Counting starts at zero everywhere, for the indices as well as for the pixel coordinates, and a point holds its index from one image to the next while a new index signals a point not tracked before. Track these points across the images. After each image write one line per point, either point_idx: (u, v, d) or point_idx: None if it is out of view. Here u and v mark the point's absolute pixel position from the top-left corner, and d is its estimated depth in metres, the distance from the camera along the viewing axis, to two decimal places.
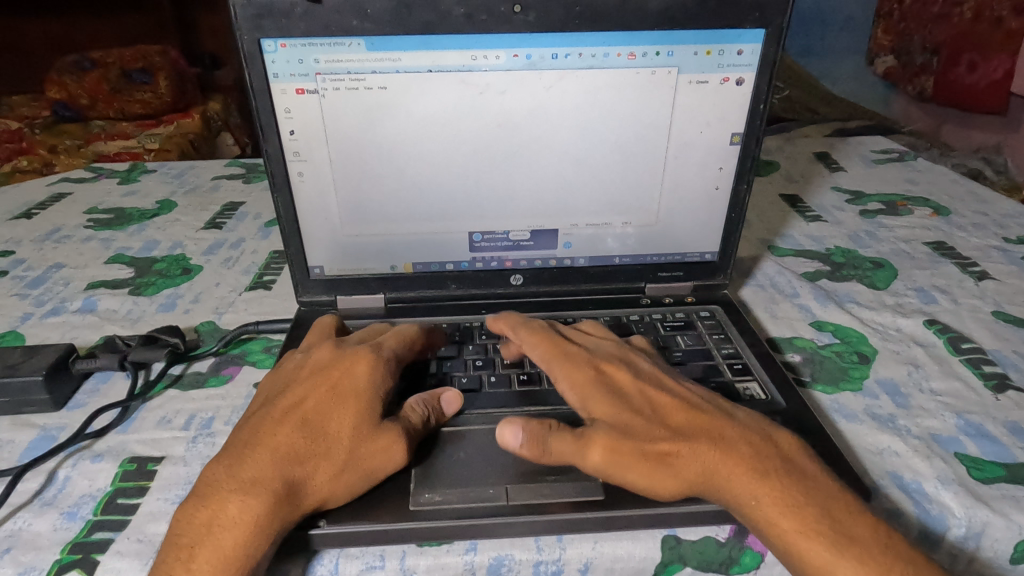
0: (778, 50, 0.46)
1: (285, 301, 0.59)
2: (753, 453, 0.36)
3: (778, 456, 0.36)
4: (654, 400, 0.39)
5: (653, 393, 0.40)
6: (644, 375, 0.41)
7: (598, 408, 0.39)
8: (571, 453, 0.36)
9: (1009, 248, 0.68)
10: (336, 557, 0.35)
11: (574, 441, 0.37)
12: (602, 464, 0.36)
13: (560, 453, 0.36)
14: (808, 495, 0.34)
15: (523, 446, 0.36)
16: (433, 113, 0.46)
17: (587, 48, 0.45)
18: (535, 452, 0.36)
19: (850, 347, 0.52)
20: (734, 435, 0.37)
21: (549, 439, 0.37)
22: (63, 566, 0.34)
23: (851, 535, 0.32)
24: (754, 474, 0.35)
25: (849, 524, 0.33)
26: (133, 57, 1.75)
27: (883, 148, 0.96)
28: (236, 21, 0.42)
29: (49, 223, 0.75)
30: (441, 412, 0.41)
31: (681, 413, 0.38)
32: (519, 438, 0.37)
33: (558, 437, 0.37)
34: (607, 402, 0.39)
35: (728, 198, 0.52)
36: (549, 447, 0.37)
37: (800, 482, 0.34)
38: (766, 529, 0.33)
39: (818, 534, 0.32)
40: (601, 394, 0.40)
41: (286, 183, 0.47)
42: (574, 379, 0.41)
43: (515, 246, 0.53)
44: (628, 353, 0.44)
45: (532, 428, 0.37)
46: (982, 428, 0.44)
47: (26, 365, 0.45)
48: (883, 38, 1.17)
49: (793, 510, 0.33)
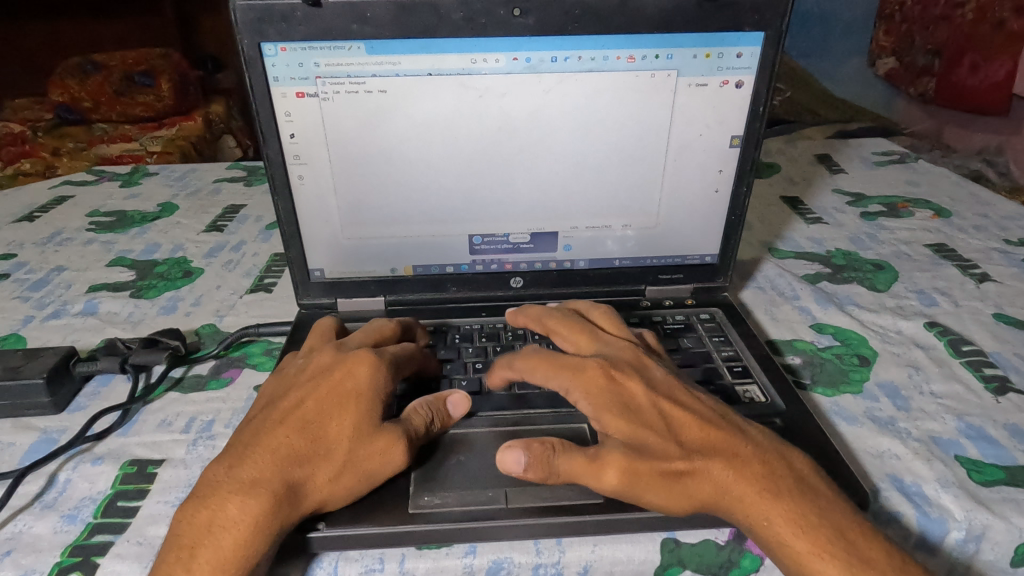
0: (777, 53, 0.46)
1: (285, 304, 0.59)
2: (765, 471, 0.35)
3: (790, 475, 0.35)
4: (666, 411, 0.38)
5: (666, 403, 0.39)
6: (657, 382, 0.40)
7: (610, 422, 0.38)
8: (583, 473, 0.36)
9: (1010, 250, 0.68)
10: (335, 559, 0.36)
11: (586, 462, 0.36)
12: (617, 485, 0.35)
13: (569, 473, 0.36)
14: (821, 516, 0.33)
15: (527, 470, 0.35)
16: (433, 116, 0.46)
17: (586, 51, 0.45)
18: (541, 474, 0.36)
19: (851, 350, 0.52)
20: (747, 452, 0.36)
21: (556, 460, 0.36)
22: (63, 568, 0.34)
23: (865, 557, 0.32)
24: (766, 494, 0.34)
25: (863, 545, 0.32)
26: (135, 60, 1.76)
27: (884, 150, 0.96)
28: (236, 25, 0.42)
29: (51, 225, 0.75)
30: (447, 415, 0.40)
31: (694, 428, 0.37)
32: (521, 462, 0.35)
33: (566, 459, 0.36)
34: (620, 416, 0.38)
35: (728, 200, 0.52)
36: (556, 468, 0.36)
37: (812, 501, 0.34)
38: (778, 548, 0.33)
39: (830, 556, 0.32)
40: (613, 404, 0.39)
41: (286, 186, 0.47)
42: (588, 390, 0.40)
43: (515, 249, 0.53)
44: (641, 356, 0.42)
45: (534, 449, 0.36)
46: (983, 431, 0.44)
47: (28, 367, 0.45)
48: (884, 40, 1.16)
49: (806, 531, 0.33)
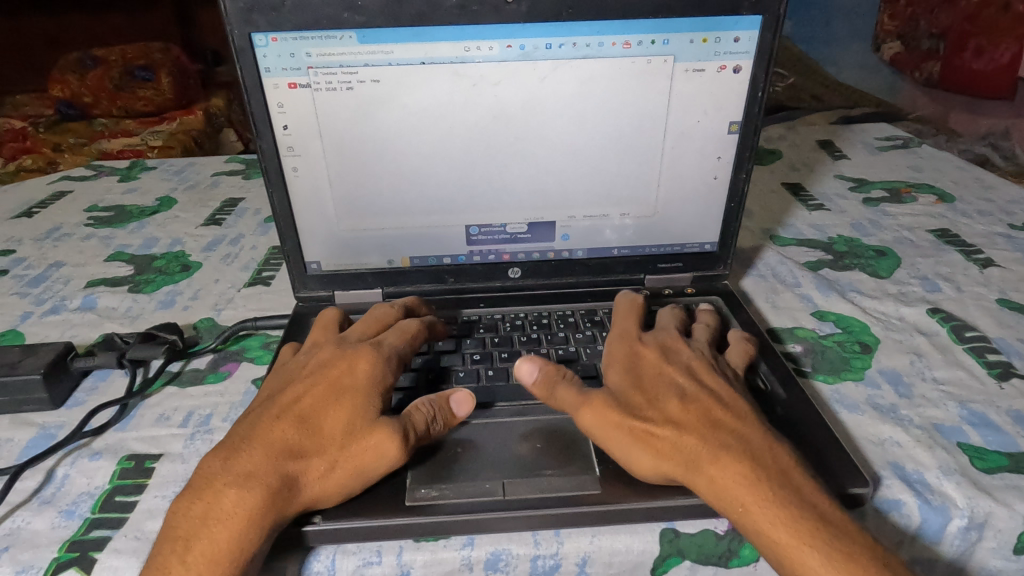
0: (775, 37, 0.45)
1: (283, 297, 0.59)
2: (749, 458, 0.35)
3: (775, 468, 0.34)
4: (665, 379, 0.40)
5: (670, 374, 0.41)
6: (676, 361, 0.42)
7: (613, 373, 0.41)
8: (571, 403, 0.38)
9: (1015, 234, 0.67)
10: (333, 553, 0.35)
11: (576, 396, 0.39)
12: (590, 422, 0.38)
13: (562, 401, 0.39)
14: (804, 509, 0.33)
15: (535, 381, 0.39)
16: (428, 106, 0.46)
17: (581, 37, 0.44)
18: (543, 393, 0.39)
19: (852, 337, 0.51)
20: (733, 439, 0.36)
21: (559, 387, 0.39)
22: (60, 564, 0.34)
23: (848, 551, 0.31)
24: (745, 481, 0.34)
25: (846, 540, 0.31)
26: (135, 54, 1.75)
27: (887, 135, 0.95)
28: (226, 15, 0.41)
29: (50, 221, 0.75)
30: (451, 414, 0.39)
31: (681, 403, 0.38)
32: (534, 374, 0.40)
33: (566, 388, 0.39)
34: (624, 373, 0.41)
35: (727, 187, 0.51)
36: (557, 393, 0.39)
37: (794, 494, 0.33)
38: (757, 537, 0.33)
39: (809, 547, 0.31)
40: (625, 363, 0.42)
41: (281, 177, 0.47)
42: (615, 348, 0.44)
43: (513, 239, 0.52)
44: (677, 339, 0.44)
45: (548, 370, 0.40)
46: (986, 417, 0.43)
47: (25, 363, 0.45)
48: (889, 23, 1.10)
49: (784, 521, 0.32)
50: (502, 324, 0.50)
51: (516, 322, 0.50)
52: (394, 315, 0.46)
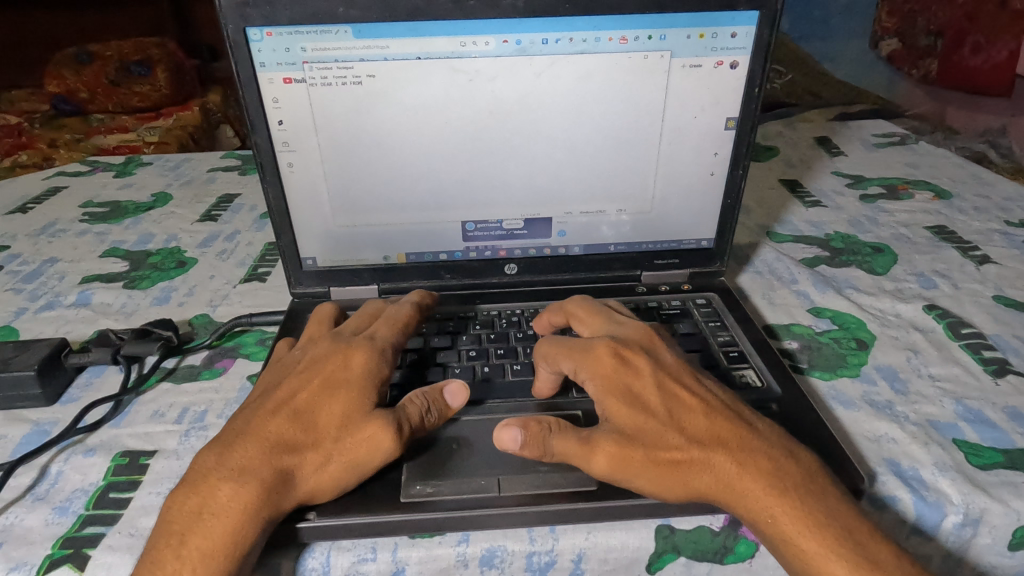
0: (772, 32, 0.45)
1: (279, 293, 0.58)
2: (772, 467, 0.34)
3: (798, 473, 0.34)
4: (671, 398, 0.38)
5: (666, 385, 0.39)
6: (665, 366, 0.40)
7: (612, 405, 0.38)
8: (577, 456, 0.35)
9: (1011, 231, 0.67)
10: (327, 549, 0.35)
11: (579, 444, 0.36)
12: (608, 469, 0.35)
13: (564, 453, 0.36)
14: (831, 516, 0.32)
15: (523, 447, 0.35)
16: (425, 102, 0.46)
17: (577, 32, 0.44)
18: (536, 451, 0.36)
19: (849, 333, 0.51)
20: (754, 446, 0.35)
21: (551, 439, 0.36)
22: (53, 561, 0.34)
23: (875, 560, 0.31)
24: (772, 491, 0.33)
25: (873, 549, 0.31)
26: (131, 49, 1.73)
27: (884, 132, 0.95)
28: (220, 9, 0.41)
29: (44, 217, 0.75)
30: (446, 406, 0.39)
31: (698, 419, 0.37)
32: (518, 439, 0.36)
33: (561, 439, 0.36)
34: (623, 399, 0.38)
35: (724, 183, 0.51)
36: (551, 447, 0.36)
37: (821, 502, 0.33)
38: (784, 548, 0.33)
39: (839, 557, 0.31)
40: (619, 387, 0.38)
41: (276, 173, 0.47)
42: (593, 368, 0.39)
43: (509, 235, 0.52)
44: (653, 339, 0.42)
45: (530, 428, 0.36)
46: (981, 414, 0.43)
47: (19, 359, 0.45)
48: (887, 21, 1.09)
49: (814, 531, 0.32)
50: (498, 321, 0.50)
51: (513, 319, 0.50)
52: (383, 307, 0.46)
